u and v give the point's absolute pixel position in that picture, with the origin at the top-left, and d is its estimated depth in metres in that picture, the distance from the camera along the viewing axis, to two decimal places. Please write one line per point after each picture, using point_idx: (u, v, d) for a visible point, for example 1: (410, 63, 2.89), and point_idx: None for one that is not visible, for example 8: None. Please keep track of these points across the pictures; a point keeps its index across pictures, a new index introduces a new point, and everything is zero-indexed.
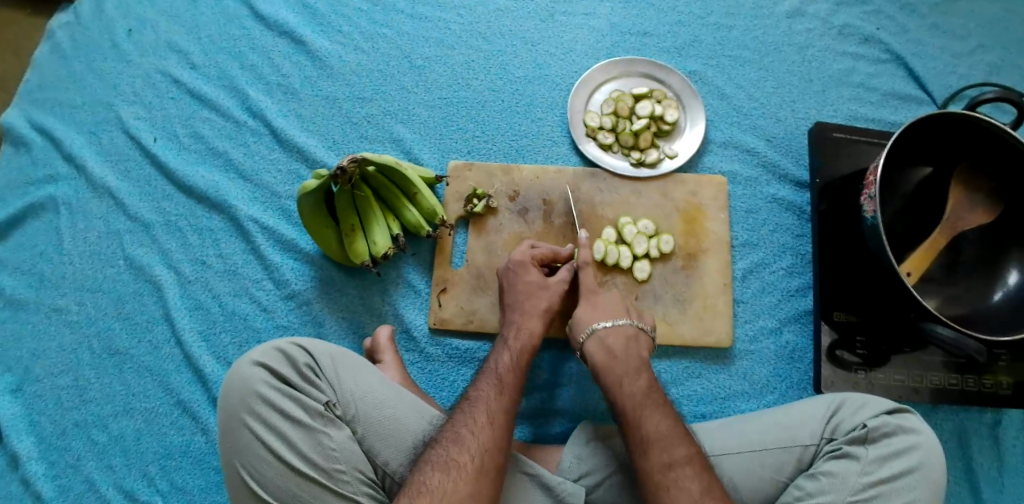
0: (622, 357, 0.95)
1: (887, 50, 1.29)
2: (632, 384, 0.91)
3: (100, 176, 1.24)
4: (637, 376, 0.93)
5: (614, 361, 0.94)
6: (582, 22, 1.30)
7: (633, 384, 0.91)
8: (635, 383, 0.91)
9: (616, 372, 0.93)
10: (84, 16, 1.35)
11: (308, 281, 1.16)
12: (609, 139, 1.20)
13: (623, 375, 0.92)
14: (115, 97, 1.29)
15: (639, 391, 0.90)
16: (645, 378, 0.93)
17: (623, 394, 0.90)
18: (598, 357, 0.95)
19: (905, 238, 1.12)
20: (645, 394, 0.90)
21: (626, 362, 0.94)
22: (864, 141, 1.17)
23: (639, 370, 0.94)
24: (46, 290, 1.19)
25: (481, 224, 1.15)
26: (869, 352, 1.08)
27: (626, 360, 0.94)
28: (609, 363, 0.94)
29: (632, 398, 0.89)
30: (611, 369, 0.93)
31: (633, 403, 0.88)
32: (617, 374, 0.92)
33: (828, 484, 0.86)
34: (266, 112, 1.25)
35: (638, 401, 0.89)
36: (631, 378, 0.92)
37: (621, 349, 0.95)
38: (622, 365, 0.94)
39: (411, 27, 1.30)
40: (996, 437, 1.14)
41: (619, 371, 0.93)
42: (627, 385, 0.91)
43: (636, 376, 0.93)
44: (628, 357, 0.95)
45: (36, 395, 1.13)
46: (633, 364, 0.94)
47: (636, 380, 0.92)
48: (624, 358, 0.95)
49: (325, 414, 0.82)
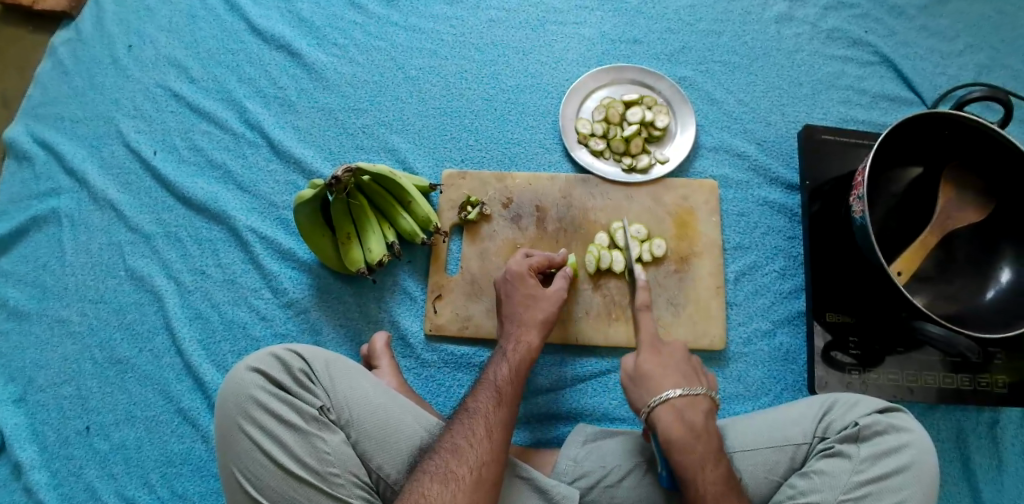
0: (696, 399, 0.89)
1: (875, 53, 1.31)
2: (704, 434, 0.86)
3: (101, 188, 1.26)
4: (707, 425, 0.87)
5: (687, 404, 0.88)
6: (573, 30, 1.32)
7: (703, 433, 0.86)
8: (706, 431, 0.86)
9: (689, 414, 0.87)
10: (85, 32, 1.38)
11: (306, 289, 1.17)
12: (600, 146, 1.21)
13: (696, 420, 0.87)
14: (116, 111, 1.32)
15: (710, 444, 0.85)
16: (713, 428, 0.88)
17: (696, 446, 0.84)
18: (670, 397, 0.88)
19: (897, 238, 1.12)
20: (714, 443, 0.85)
21: (698, 406, 0.88)
22: (853, 143, 1.18)
23: (710, 415, 0.88)
24: (49, 301, 1.21)
25: (475, 230, 1.17)
26: (863, 352, 1.09)
27: (699, 404, 0.88)
28: (683, 408, 0.87)
29: (702, 449, 0.84)
30: (684, 413, 0.87)
31: (702, 452, 0.84)
32: (689, 418, 0.87)
33: (820, 482, 0.86)
34: (264, 124, 1.27)
35: (708, 454, 0.84)
36: (702, 422, 0.87)
37: (694, 393, 0.89)
38: (695, 410, 0.88)
39: (405, 38, 1.32)
40: (994, 435, 1.14)
41: (692, 413, 0.87)
42: (701, 436, 0.85)
43: (707, 425, 0.87)
44: (699, 401, 0.89)
45: (39, 404, 1.15)
46: (705, 409, 0.88)
47: (709, 433, 0.86)
48: (697, 402, 0.88)
49: (320, 419, 0.84)
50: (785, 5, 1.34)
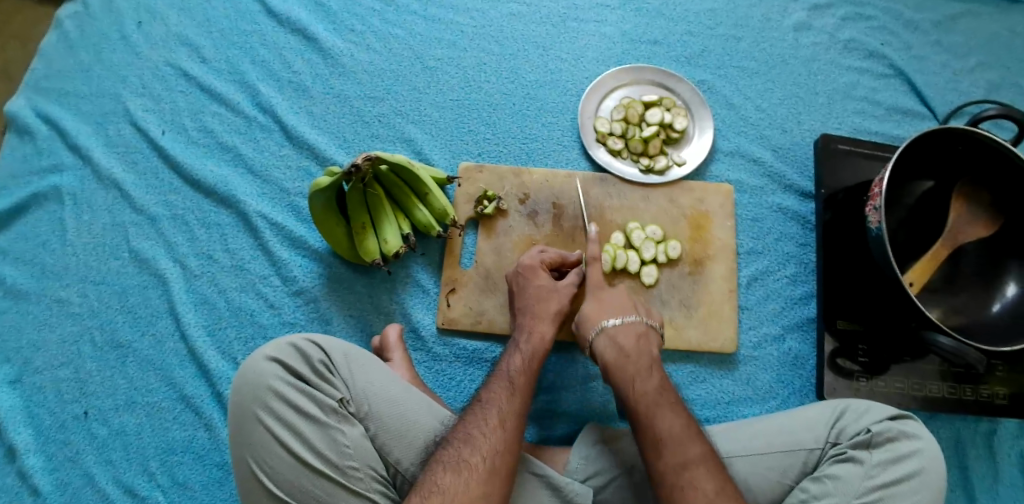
0: (630, 324, 0.97)
1: (890, 66, 1.32)
2: (634, 353, 0.94)
3: (106, 167, 1.23)
4: (641, 345, 0.95)
5: (621, 327, 0.97)
6: (594, 28, 1.32)
7: (635, 352, 0.94)
8: (637, 351, 0.94)
9: (619, 337, 0.96)
10: (92, 6, 1.34)
11: (317, 278, 1.16)
12: (618, 145, 1.21)
13: (628, 344, 0.95)
14: (123, 88, 1.29)
15: (640, 360, 0.93)
16: (649, 349, 0.95)
17: (626, 362, 0.93)
18: (607, 325, 0.97)
19: (908, 249, 1.14)
20: (645, 360, 0.93)
21: (631, 329, 0.97)
22: (868, 154, 1.19)
23: (642, 338, 0.96)
24: (49, 280, 1.18)
25: (490, 225, 1.16)
26: (871, 360, 1.10)
27: (632, 327, 0.97)
28: (617, 331, 0.96)
29: (631, 365, 0.92)
30: (617, 334, 0.96)
31: (632, 370, 0.92)
32: (621, 341, 0.95)
33: (833, 487, 0.87)
34: (277, 109, 1.25)
35: (637, 370, 0.92)
36: (633, 343, 0.95)
37: (628, 320, 0.98)
38: (627, 332, 0.96)
39: (424, 28, 1.31)
40: (991, 445, 1.17)
41: (623, 337, 0.96)
42: (631, 355, 0.94)
43: (640, 346, 0.95)
44: (634, 325, 0.97)
45: (35, 386, 1.12)
46: (638, 333, 0.97)
47: (641, 352, 0.94)
48: (631, 326, 0.97)
49: (340, 411, 0.83)
50: (804, 14, 1.35)
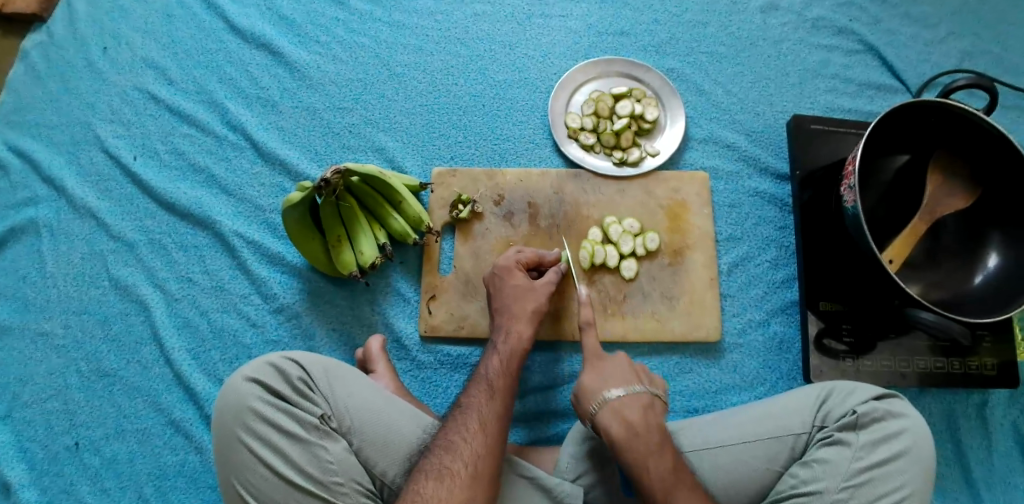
0: (635, 396, 0.90)
1: (860, 41, 1.31)
2: (644, 429, 0.87)
3: (81, 196, 1.22)
4: (647, 418, 0.89)
5: (625, 401, 0.90)
6: (560, 23, 1.31)
7: (644, 429, 0.87)
8: (646, 425, 0.88)
9: (627, 411, 0.89)
10: (56, 34, 1.33)
11: (297, 294, 1.16)
12: (590, 140, 1.20)
13: (636, 418, 0.88)
14: (93, 116, 1.28)
15: (650, 437, 0.87)
16: (655, 420, 0.90)
17: (638, 443, 0.86)
18: (608, 398, 0.90)
19: (887, 225, 1.13)
20: (654, 436, 0.87)
21: (637, 402, 0.90)
22: (841, 132, 1.19)
23: (649, 410, 0.90)
24: (31, 314, 1.18)
25: (466, 229, 1.15)
26: (856, 339, 1.10)
27: (638, 398, 0.90)
28: (623, 407, 0.89)
29: (642, 445, 0.86)
30: (621, 410, 0.89)
31: (643, 451, 0.85)
32: (627, 416, 0.89)
33: (821, 471, 0.87)
34: (247, 126, 1.25)
35: (648, 449, 0.86)
36: (640, 417, 0.89)
37: (631, 391, 0.91)
38: (633, 404, 0.90)
39: (389, 34, 1.30)
40: (983, 416, 1.17)
41: (630, 411, 0.89)
42: (641, 432, 0.87)
43: (648, 419, 0.89)
44: (640, 397, 0.91)
45: (25, 420, 1.12)
46: (645, 404, 0.91)
47: (649, 427, 0.88)
48: (636, 398, 0.90)
49: (321, 427, 0.82)
50: None
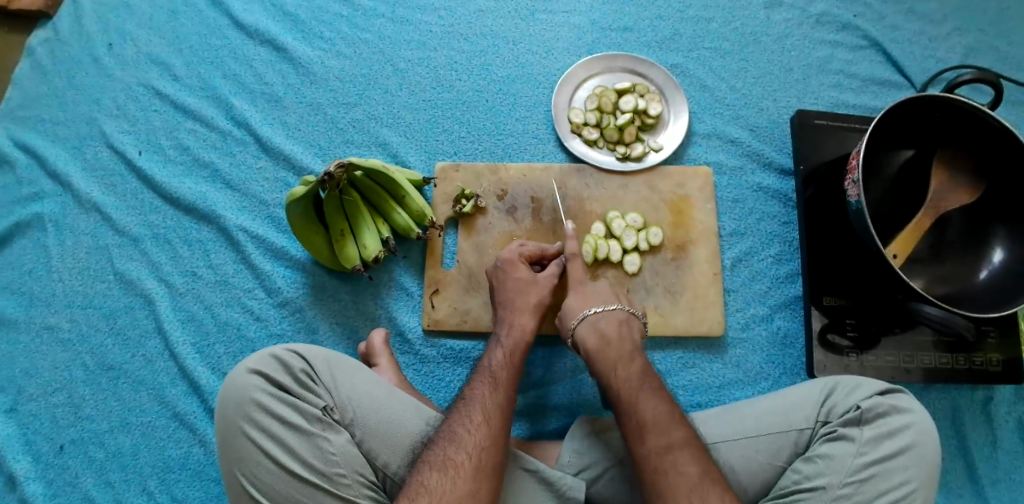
0: (611, 312, 0.97)
1: (865, 37, 1.31)
2: (615, 338, 0.94)
3: (86, 191, 1.23)
4: (622, 331, 0.95)
5: (602, 317, 0.96)
6: (563, 19, 1.31)
7: (617, 337, 0.94)
8: (620, 336, 0.94)
9: (602, 322, 0.96)
10: (62, 30, 1.34)
11: (301, 288, 1.16)
12: (594, 135, 1.20)
13: (611, 329, 0.95)
14: (98, 112, 1.29)
15: (622, 346, 0.93)
16: (630, 334, 0.95)
17: (608, 349, 0.92)
18: (586, 314, 0.97)
19: (891, 220, 1.13)
20: (626, 345, 0.93)
21: (613, 317, 0.96)
22: (845, 127, 1.18)
23: (624, 323, 0.96)
24: (36, 308, 1.18)
25: (470, 224, 1.16)
26: (860, 334, 1.10)
27: (612, 315, 0.97)
28: (598, 320, 0.96)
29: (613, 352, 0.92)
30: (597, 321, 0.96)
31: (614, 357, 0.91)
32: (602, 328, 0.95)
33: (825, 466, 0.87)
34: (251, 121, 1.25)
35: (620, 354, 0.92)
36: (616, 330, 0.95)
37: (608, 310, 0.97)
38: (608, 318, 0.96)
39: (393, 30, 1.30)
40: (988, 413, 1.16)
41: (605, 322, 0.96)
42: (613, 341, 0.93)
43: (622, 330, 0.95)
44: (616, 314, 0.97)
45: (31, 414, 1.13)
46: (621, 319, 0.97)
47: (622, 337, 0.94)
48: (612, 314, 0.97)
49: (324, 419, 0.83)
50: None
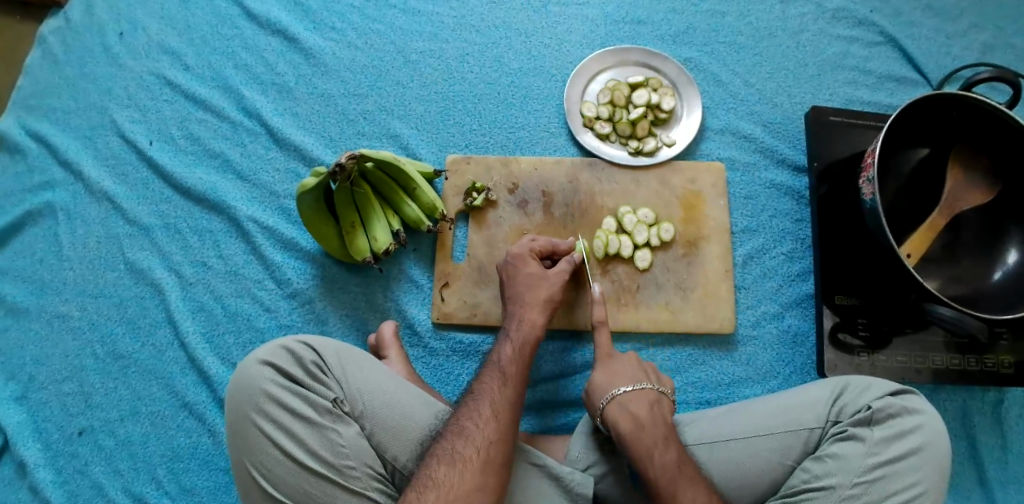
0: (642, 392, 0.92)
1: (881, 33, 1.29)
2: (649, 423, 0.88)
3: (96, 180, 1.23)
4: (655, 414, 0.90)
5: (633, 396, 0.91)
6: (576, 11, 1.30)
7: (651, 422, 0.88)
8: (653, 420, 0.89)
9: (632, 405, 0.90)
10: (73, 18, 1.33)
11: (310, 280, 1.16)
12: (606, 129, 1.19)
13: (642, 411, 0.90)
14: (109, 101, 1.29)
15: (656, 431, 0.87)
16: (663, 416, 0.90)
17: (642, 434, 0.87)
18: (617, 393, 0.92)
19: (904, 219, 1.12)
20: (661, 430, 0.88)
21: (643, 396, 0.91)
22: (860, 124, 1.17)
23: (657, 406, 0.91)
24: (47, 296, 1.19)
25: (480, 217, 1.15)
26: (872, 333, 1.09)
27: (644, 394, 0.92)
28: (629, 401, 0.91)
29: (648, 438, 0.86)
30: (629, 403, 0.90)
31: (650, 442, 0.86)
32: (636, 412, 0.89)
33: (835, 466, 0.87)
34: (262, 112, 1.25)
35: (656, 441, 0.86)
36: (648, 413, 0.90)
37: (639, 388, 0.92)
38: (639, 399, 0.91)
39: (405, 21, 1.30)
40: (999, 414, 1.16)
41: (634, 403, 0.90)
42: (647, 427, 0.88)
43: (654, 414, 0.90)
44: (646, 393, 0.92)
45: (41, 402, 1.13)
46: (652, 401, 0.91)
47: (656, 421, 0.89)
48: (643, 393, 0.92)
49: (334, 411, 0.83)
50: None
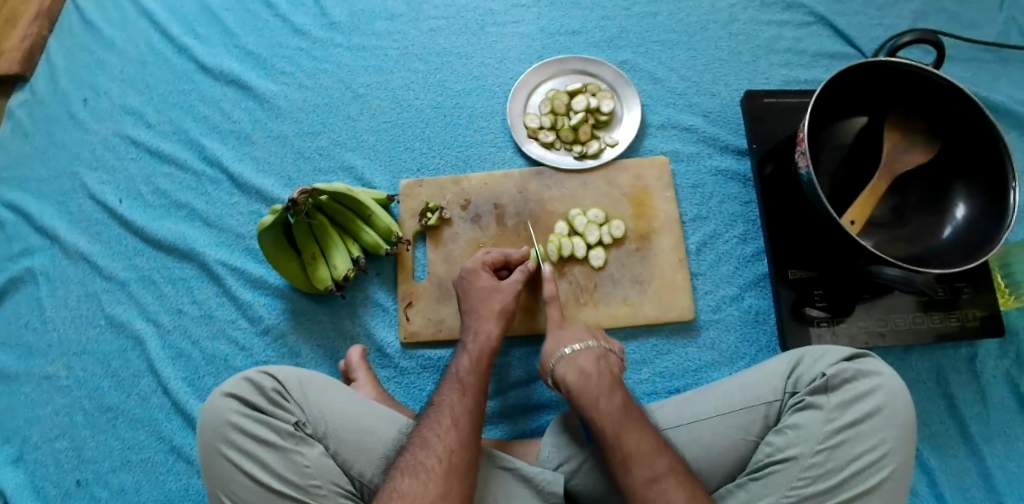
0: (588, 350, 0.96)
1: (810, 13, 1.33)
2: (595, 374, 0.92)
3: (73, 242, 1.29)
4: (601, 366, 0.94)
5: (578, 354, 0.96)
6: (513, 29, 1.35)
7: (595, 373, 0.92)
8: (597, 370, 0.92)
9: (579, 360, 0.95)
10: (40, 92, 1.41)
11: (281, 314, 1.20)
12: (550, 138, 1.24)
13: (589, 365, 0.93)
14: (79, 166, 1.35)
15: (602, 379, 0.91)
16: (609, 367, 0.94)
17: (588, 385, 0.90)
18: (564, 353, 0.96)
19: (848, 186, 1.13)
20: (607, 380, 0.91)
21: (589, 353, 0.95)
22: (794, 103, 1.20)
23: (603, 359, 0.95)
24: (35, 359, 1.23)
25: (437, 236, 1.19)
26: (829, 303, 1.10)
27: (589, 351, 0.96)
28: (576, 358, 0.95)
29: (594, 385, 0.90)
30: (575, 360, 0.95)
31: (595, 390, 0.89)
32: (581, 365, 0.94)
33: (795, 437, 0.88)
34: (223, 159, 1.30)
35: (600, 389, 0.89)
36: (593, 365, 0.93)
37: (584, 346, 0.97)
38: (585, 355, 0.95)
39: (350, 58, 1.35)
40: (974, 369, 1.16)
41: (582, 359, 0.95)
42: (592, 375, 0.92)
43: (601, 366, 0.94)
44: (592, 350, 0.96)
45: (36, 461, 1.17)
46: (598, 355, 0.96)
47: (601, 371, 0.92)
48: (589, 351, 0.96)
49: (296, 433, 0.86)
50: None
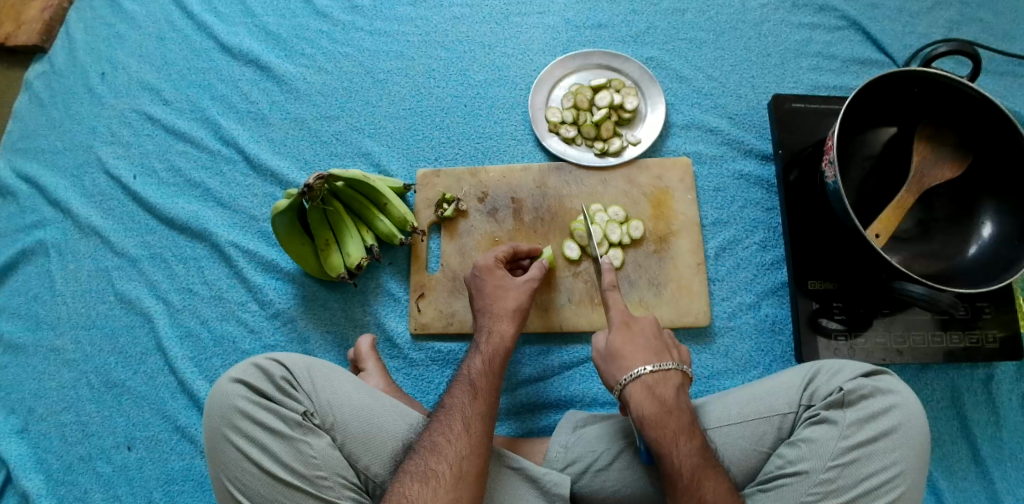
0: (667, 373, 0.88)
1: (842, 17, 1.30)
2: (676, 407, 0.85)
3: (85, 216, 1.28)
4: (679, 399, 0.87)
5: (658, 380, 0.87)
6: (538, 20, 1.32)
7: (676, 408, 0.85)
8: (679, 406, 0.86)
9: (659, 389, 0.86)
10: (58, 64, 1.39)
11: (292, 299, 1.19)
12: (572, 133, 1.21)
13: (669, 395, 0.86)
14: (94, 139, 1.34)
15: (681, 417, 0.85)
16: (686, 401, 0.87)
17: (667, 420, 0.84)
18: (641, 374, 0.87)
19: (874, 200, 1.10)
20: (685, 418, 0.85)
21: (669, 381, 0.87)
22: (822, 109, 1.18)
23: (681, 389, 0.88)
24: (43, 331, 1.23)
25: (452, 227, 1.18)
26: (848, 317, 1.08)
27: (669, 378, 0.87)
28: (653, 384, 0.87)
29: (674, 424, 0.84)
30: (655, 389, 0.86)
31: (675, 429, 0.84)
32: (660, 394, 0.86)
33: (808, 451, 0.86)
34: (239, 140, 1.29)
35: (680, 429, 0.84)
36: (673, 396, 0.86)
37: (664, 369, 0.88)
38: (665, 384, 0.87)
39: (372, 43, 1.33)
40: (990, 391, 1.13)
41: (662, 389, 0.87)
42: (673, 411, 0.85)
43: (680, 399, 0.87)
44: (671, 376, 0.88)
45: (41, 434, 1.17)
46: (677, 385, 0.88)
47: (682, 407, 0.86)
48: (669, 377, 0.87)
49: (304, 423, 0.85)
50: None
